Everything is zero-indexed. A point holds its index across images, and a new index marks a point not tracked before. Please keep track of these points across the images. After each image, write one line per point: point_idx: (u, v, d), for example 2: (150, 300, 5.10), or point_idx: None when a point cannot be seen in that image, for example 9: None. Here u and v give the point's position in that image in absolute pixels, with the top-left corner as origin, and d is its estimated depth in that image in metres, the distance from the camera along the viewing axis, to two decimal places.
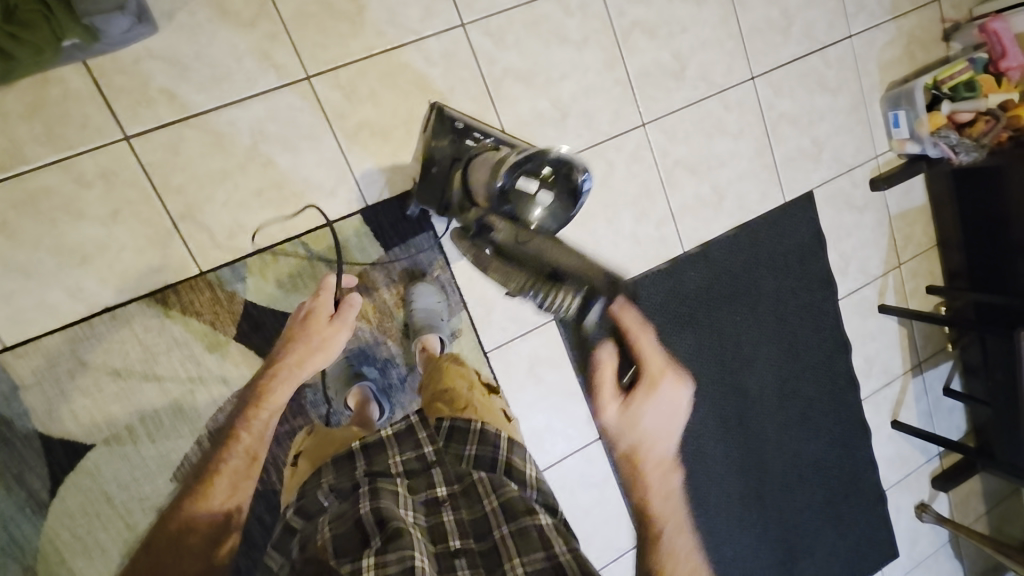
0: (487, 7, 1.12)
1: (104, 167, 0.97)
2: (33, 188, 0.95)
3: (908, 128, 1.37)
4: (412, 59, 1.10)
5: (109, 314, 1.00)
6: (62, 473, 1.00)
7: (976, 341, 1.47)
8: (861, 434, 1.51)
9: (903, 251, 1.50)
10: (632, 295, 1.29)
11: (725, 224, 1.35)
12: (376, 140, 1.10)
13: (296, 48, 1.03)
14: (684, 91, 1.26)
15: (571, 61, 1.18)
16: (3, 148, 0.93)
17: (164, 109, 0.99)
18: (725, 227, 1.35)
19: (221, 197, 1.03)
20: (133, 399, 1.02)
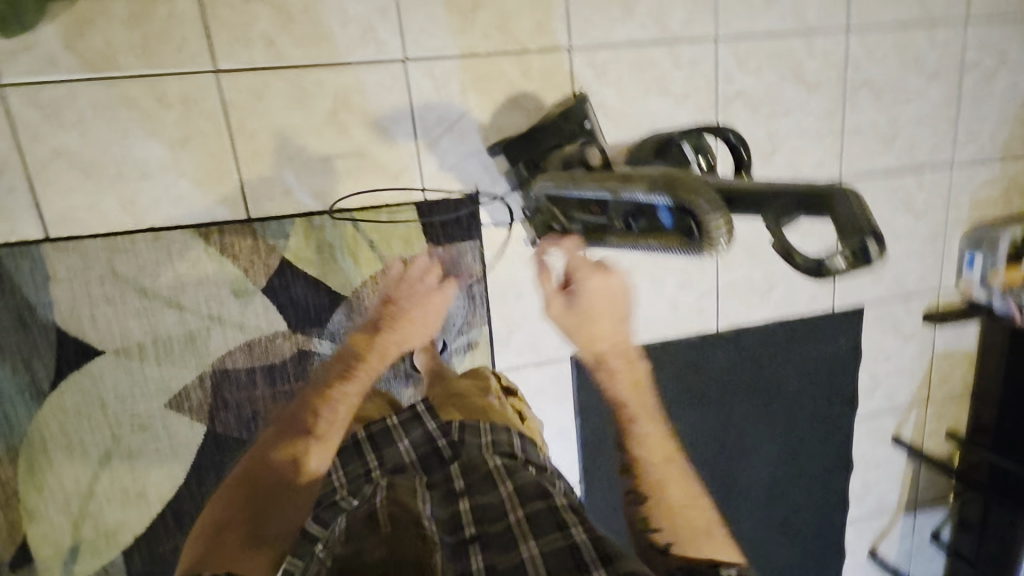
0: (599, 38, 1.09)
1: (187, 93, 0.98)
2: (115, 95, 0.95)
3: (981, 274, 1.33)
4: (510, 69, 1.08)
5: (152, 234, 1.01)
6: (68, 370, 1.03)
7: (978, 500, 1.43)
8: (835, 553, 1.48)
9: (934, 391, 1.45)
10: (653, 356, 1.27)
11: (767, 314, 1.31)
12: (453, 138, 1.09)
13: (402, 29, 1.02)
14: (767, 173, 1.23)
15: (666, 113, 1.16)
16: (98, 50, 0.93)
17: (259, 53, 0.99)
18: (766, 317, 1.32)
19: (289, 152, 1.03)
20: (152, 320, 1.04)
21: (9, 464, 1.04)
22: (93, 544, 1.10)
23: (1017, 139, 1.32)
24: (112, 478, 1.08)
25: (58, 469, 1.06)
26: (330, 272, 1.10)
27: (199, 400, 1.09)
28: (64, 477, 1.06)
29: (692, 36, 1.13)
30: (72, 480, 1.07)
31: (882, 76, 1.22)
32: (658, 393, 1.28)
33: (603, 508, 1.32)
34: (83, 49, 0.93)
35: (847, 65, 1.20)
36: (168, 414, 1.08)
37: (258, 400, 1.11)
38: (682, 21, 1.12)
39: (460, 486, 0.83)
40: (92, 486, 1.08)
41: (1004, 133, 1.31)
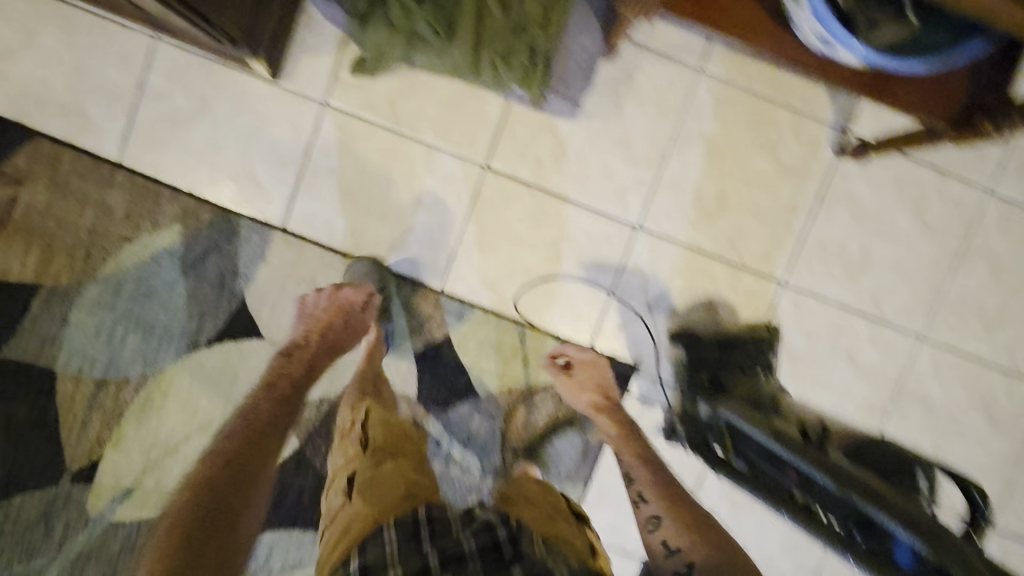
0: (750, 175, 1.22)
1: (404, 147, 1.15)
2: (371, 141, 1.15)
3: None
4: (672, 183, 1.21)
5: (344, 247, 1.17)
6: (224, 335, 1.17)
7: None
8: None
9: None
10: (749, 510, 1.27)
11: (885, 470, 1.23)
12: (609, 242, 1.21)
13: (588, 127, 1.18)
14: (875, 325, 1.28)
15: (795, 249, 1.24)
16: (387, 113, 1.15)
17: (484, 133, 1.16)
18: (880, 471, 1.23)
19: (463, 207, 1.18)
20: (308, 325, 1.16)
21: (138, 395, 1.16)
22: (144, 493, 1.19)
23: None
24: (203, 444, 1.18)
25: (167, 414, 1.17)
26: (471, 341, 1.20)
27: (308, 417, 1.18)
28: (168, 423, 1.18)
29: (835, 189, 1.23)
30: (169, 428, 1.18)
31: (1006, 258, 1.27)
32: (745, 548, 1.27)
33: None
34: (372, 100, 1.14)
35: (971, 241, 1.27)
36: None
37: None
38: (832, 174, 1.23)
39: (537, 537, 0.80)
40: (185, 439, 1.18)
41: None
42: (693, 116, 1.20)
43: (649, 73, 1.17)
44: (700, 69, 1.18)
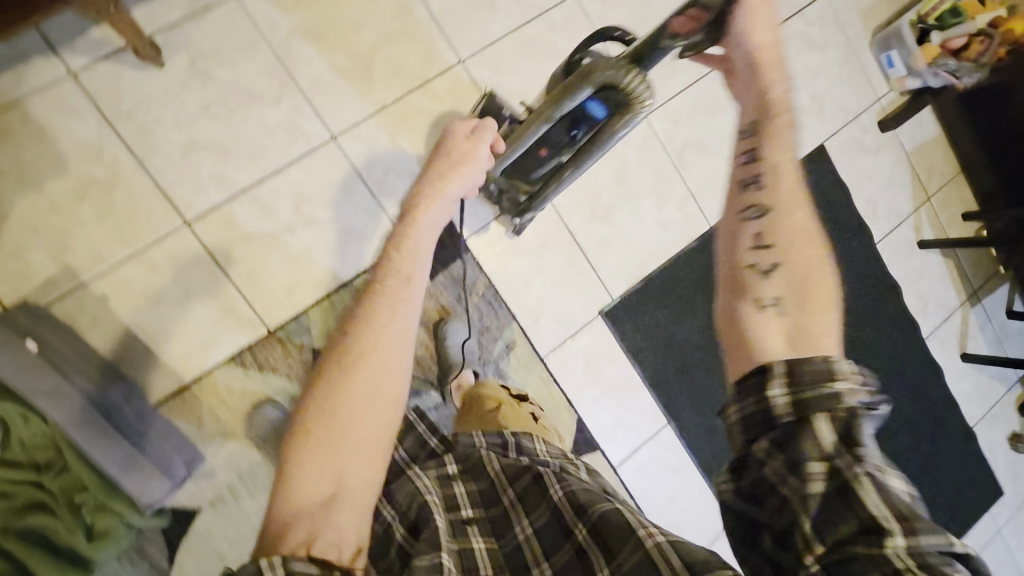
0: (377, 20, 1.27)
1: (134, 270, 1.13)
2: (109, 285, 1.12)
3: (904, 64, 1.59)
4: (337, 79, 1.25)
5: (182, 378, 1.15)
6: (177, 538, 1.13)
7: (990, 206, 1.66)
8: (891, 288, 1.67)
9: (841, 101, 1.63)
10: (624, 222, 1.44)
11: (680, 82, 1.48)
12: (342, 166, 1.25)
13: (239, 114, 1.19)
14: (561, 23, 1.39)
15: (473, 33, 1.33)
16: (86, 254, 1.11)
17: (180, 193, 1.16)
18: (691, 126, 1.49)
19: (223, 261, 1.18)
20: (234, 457, 1.17)
21: None
22: None
23: None
24: None
25: None
26: None
27: None
28: None
29: None
30: None
31: None
32: (649, 249, 1.46)
33: (672, 376, 1.46)
34: (74, 260, 1.10)
35: None
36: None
37: None
38: None
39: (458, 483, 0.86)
40: None
41: None
42: (268, 27, 1.20)
43: (201, 37, 1.16)
44: None
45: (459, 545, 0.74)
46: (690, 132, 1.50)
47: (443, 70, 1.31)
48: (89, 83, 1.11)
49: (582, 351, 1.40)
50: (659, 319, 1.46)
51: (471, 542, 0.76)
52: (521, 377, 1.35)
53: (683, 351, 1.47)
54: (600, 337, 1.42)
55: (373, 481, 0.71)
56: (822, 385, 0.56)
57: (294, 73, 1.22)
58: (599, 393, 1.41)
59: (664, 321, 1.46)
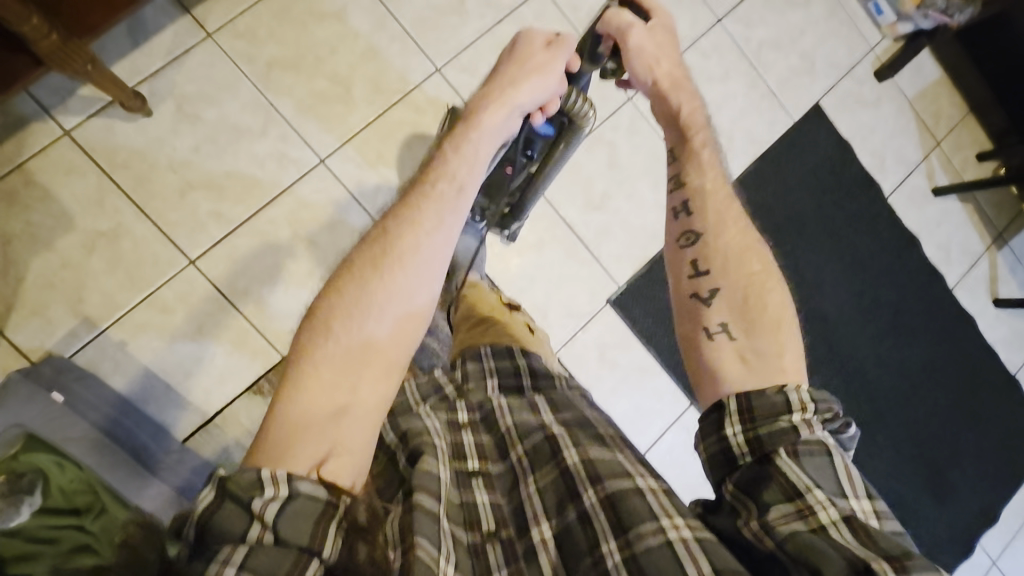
0: (351, 41, 1.29)
1: (146, 313, 1.17)
2: (125, 331, 1.16)
3: (892, 11, 1.58)
4: (319, 104, 1.27)
5: (203, 412, 1.18)
6: None
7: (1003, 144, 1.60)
8: (908, 241, 1.61)
9: (832, 56, 1.58)
10: (621, 208, 1.43)
11: None
12: (333, 188, 1.27)
13: (228, 151, 1.22)
14: (534, 19, 1.39)
15: (447, 41, 1.34)
16: (100, 303, 1.15)
17: (181, 234, 1.19)
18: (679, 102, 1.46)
19: (229, 294, 1.21)
20: None
21: None
22: None
23: None
24: None
25: None
26: None
27: None
28: None
29: None
30: None
31: None
32: (650, 232, 1.45)
33: None
34: (89, 310, 1.15)
35: None
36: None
37: None
38: None
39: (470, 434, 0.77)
40: None
41: None
42: (247, 62, 1.23)
43: (184, 81, 1.20)
44: (203, 31, 1.21)
45: (459, 495, 0.66)
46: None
47: (422, 81, 1.32)
48: (85, 140, 1.16)
49: (593, 342, 1.39)
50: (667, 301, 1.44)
51: (475, 496, 0.67)
52: None
53: None
54: (610, 326, 1.40)
55: (388, 398, 0.63)
56: (778, 417, 0.61)
57: (277, 104, 1.24)
58: (615, 382, 1.40)
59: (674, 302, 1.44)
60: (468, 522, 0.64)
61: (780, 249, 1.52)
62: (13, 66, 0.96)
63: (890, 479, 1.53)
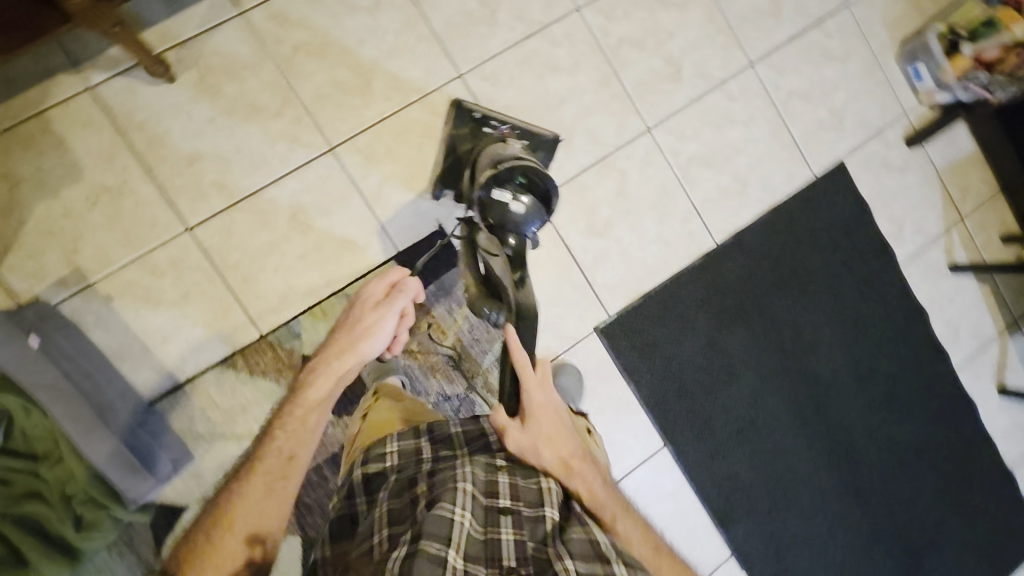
0: (379, 36, 1.29)
1: (137, 274, 1.19)
2: (114, 288, 1.18)
3: (933, 78, 1.51)
4: (338, 93, 1.28)
5: (177, 378, 1.20)
6: (164, 534, 1.17)
7: None
8: (916, 314, 1.57)
9: (864, 115, 1.55)
10: (623, 238, 1.41)
11: (688, 95, 1.45)
12: (339, 176, 1.27)
13: (241, 126, 1.23)
14: (565, 38, 1.38)
15: (474, 48, 1.34)
16: (94, 257, 1.17)
17: (183, 201, 1.21)
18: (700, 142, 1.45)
19: (220, 267, 1.22)
20: (222, 458, 1.21)
21: None
22: None
23: None
24: None
25: None
26: None
27: None
28: None
29: None
30: None
31: None
32: (650, 266, 1.43)
33: (669, 397, 1.41)
34: (83, 262, 1.17)
35: None
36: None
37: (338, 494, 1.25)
38: None
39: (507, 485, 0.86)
40: None
41: None
42: (273, 42, 1.25)
43: (210, 53, 1.22)
44: (236, 6, 1.23)
45: (484, 535, 0.79)
46: (696, 146, 1.46)
47: (443, 84, 1.32)
48: (105, 97, 1.18)
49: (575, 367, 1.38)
50: (657, 338, 1.42)
51: (501, 534, 0.79)
52: None
53: (681, 373, 1.43)
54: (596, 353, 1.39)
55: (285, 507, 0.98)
56: None
57: (296, 88, 1.26)
58: (592, 411, 1.38)
59: (663, 339, 1.42)
60: (489, 558, 0.77)
61: (780, 302, 1.49)
62: (40, 17, 0.98)
63: (861, 555, 1.48)
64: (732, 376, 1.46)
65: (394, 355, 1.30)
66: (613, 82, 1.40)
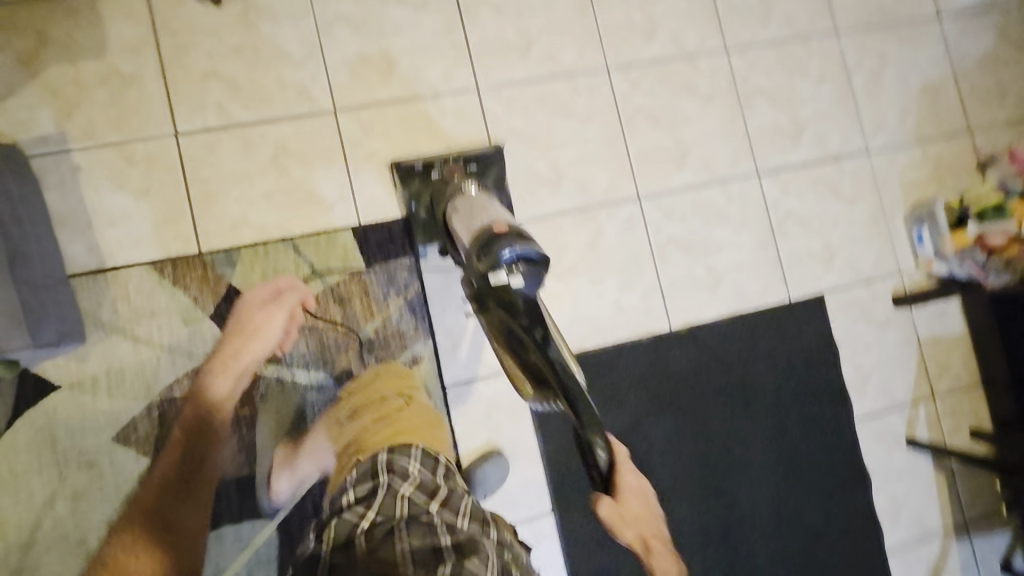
0: (417, 30, 1.37)
1: (112, 157, 1.24)
2: (86, 161, 1.22)
3: (933, 245, 1.51)
4: (361, 65, 1.34)
5: (106, 263, 1.21)
6: (24, 405, 1.15)
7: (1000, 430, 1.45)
8: (860, 476, 1.47)
9: (857, 260, 1.53)
10: (581, 290, 1.40)
11: (687, 181, 1.47)
12: (332, 137, 1.32)
13: (262, 63, 1.30)
14: (586, 90, 1.43)
15: (499, 69, 1.40)
16: (82, 127, 1.23)
17: (182, 108, 1.27)
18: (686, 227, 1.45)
19: (189, 178, 1.26)
20: (112, 353, 1.19)
21: None
22: None
23: (925, 126, 1.59)
24: (55, 521, 1.15)
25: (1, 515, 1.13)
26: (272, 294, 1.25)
27: (144, 432, 1.19)
28: (5, 522, 1.13)
29: (496, 13, 1.41)
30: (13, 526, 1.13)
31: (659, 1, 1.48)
32: (598, 326, 1.40)
33: (573, 463, 1.34)
34: (69, 129, 1.22)
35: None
36: (116, 447, 1.18)
37: (204, 432, 1.21)
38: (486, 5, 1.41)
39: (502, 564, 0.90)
40: (35, 533, 1.14)
41: (795, 18, 1.53)
42: (320, 3, 1.33)
43: None
44: None
45: None
46: (680, 230, 1.46)
47: (459, 91, 1.38)
48: None
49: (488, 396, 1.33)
50: None
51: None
52: None
53: None
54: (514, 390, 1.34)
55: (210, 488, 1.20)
56: None
57: (325, 47, 1.33)
58: (489, 447, 1.31)
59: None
60: None
61: (719, 412, 1.42)
62: None
63: None
64: (646, 466, 1.37)
65: (313, 315, 1.27)
66: (618, 145, 1.44)
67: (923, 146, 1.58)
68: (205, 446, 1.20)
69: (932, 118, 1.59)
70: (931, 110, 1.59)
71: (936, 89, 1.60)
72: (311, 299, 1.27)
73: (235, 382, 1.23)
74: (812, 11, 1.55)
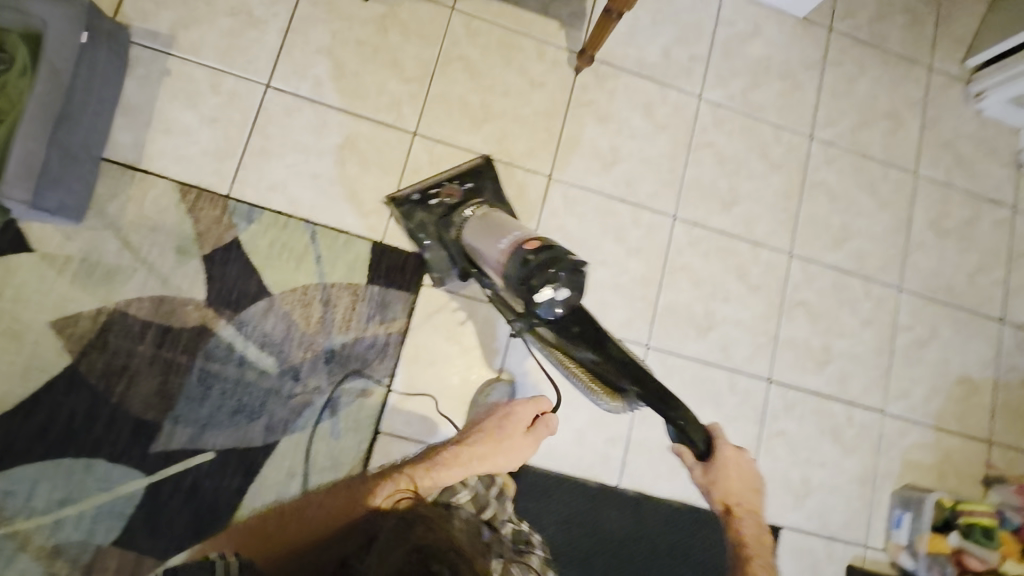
0: (523, 103, 1.41)
1: (201, 78, 1.27)
2: (176, 71, 1.27)
3: (908, 534, 1.43)
4: (458, 108, 1.38)
5: (141, 164, 1.23)
6: None
7: None
8: None
9: (828, 510, 1.45)
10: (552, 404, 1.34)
11: (699, 353, 1.43)
12: (399, 155, 1.34)
13: (374, 65, 1.35)
14: (646, 225, 1.44)
15: (577, 169, 1.42)
16: (190, 42, 1.28)
17: (284, 68, 1.31)
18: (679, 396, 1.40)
19: (256, 128, 1.28)
20: (96, 244, 1.18)
21: None
22: None
23: (948, 415, 1.53)
24: None
25: None
26: (269, 265, 1.24)
27: (81, 331, 1.15)
28: None
29: (599, 122, 1.45)
30: None
31: (749, 182, 1.50)
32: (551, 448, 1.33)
33: None
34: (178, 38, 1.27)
35: (717, 163, 1.49)
36: (47, 332, 1.14)
37: (135, 360, 1.16)
38: (594, 111, 1.45)
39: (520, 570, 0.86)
40: None
41: (867, 256, 1.53)
42: (452, 40, 1.39)
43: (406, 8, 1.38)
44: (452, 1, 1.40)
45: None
46: None
47: (532, 171, 1.40)
48: None
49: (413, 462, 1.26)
50: None
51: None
52: (344, 428, 1.23)
53: None
54: None
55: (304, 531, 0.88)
56: None
57: (435, 78, 1.38)
58: None
59: None
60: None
61: None
62: None
63: None
64: None
65: (293, 301, 1.25)
66: (652, 289, 1.42)
67: (938, 433, 1.52)
68: (128, 373, 1.16)
69: (958, 412, 1.54)
70: (960, 403, 1.54)
71: (971, 385, 1.55)
72: (300, 287, 1.25)
73: (189, 328, 1.19)
74: (886, 259, 1.54)
